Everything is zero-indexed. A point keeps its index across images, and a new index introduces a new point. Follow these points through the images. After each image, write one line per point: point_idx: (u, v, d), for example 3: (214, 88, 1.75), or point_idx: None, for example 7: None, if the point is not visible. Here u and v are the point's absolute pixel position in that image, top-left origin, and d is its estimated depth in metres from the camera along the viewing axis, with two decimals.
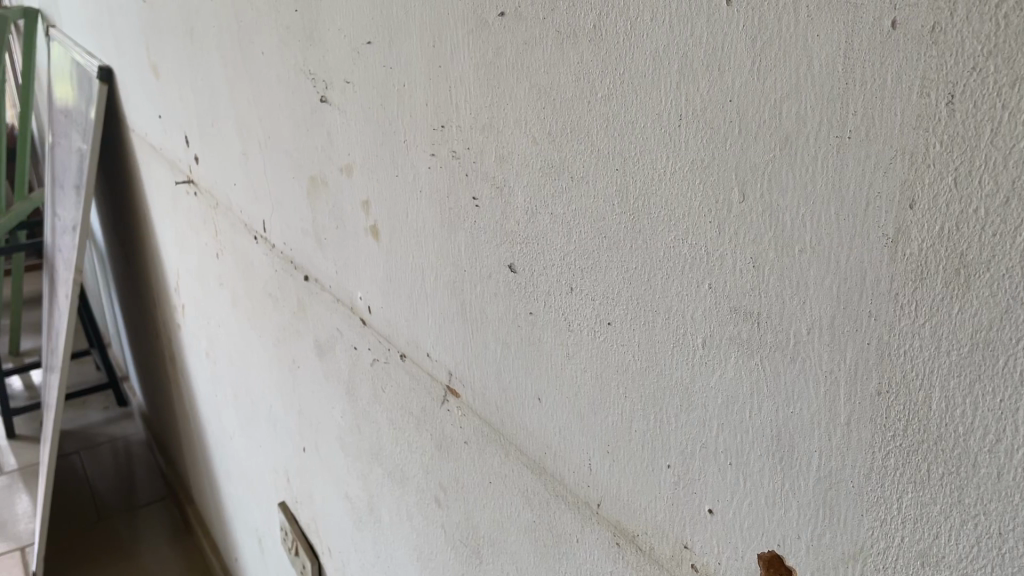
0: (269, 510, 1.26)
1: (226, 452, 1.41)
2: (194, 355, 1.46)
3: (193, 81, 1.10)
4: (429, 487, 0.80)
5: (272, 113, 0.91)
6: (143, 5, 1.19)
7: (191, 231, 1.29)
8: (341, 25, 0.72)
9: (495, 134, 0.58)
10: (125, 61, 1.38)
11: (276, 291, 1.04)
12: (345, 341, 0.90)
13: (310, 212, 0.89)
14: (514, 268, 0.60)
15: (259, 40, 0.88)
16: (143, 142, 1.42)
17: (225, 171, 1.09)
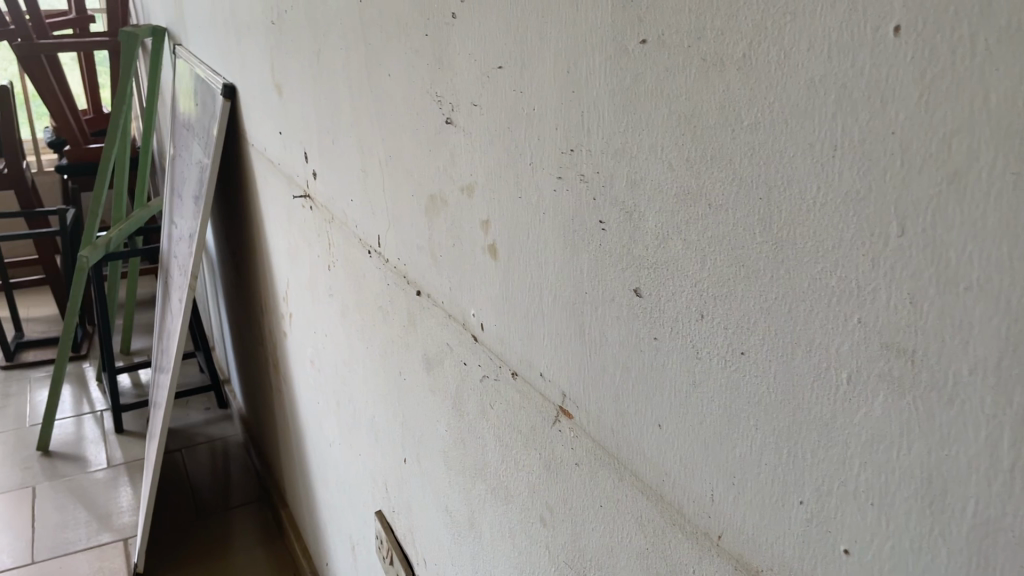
0: (365, 517, 1.28)
1: (325, 459, 1.45)
2: (299, 362, 1.51)
3: (317, 100, 1.15)
4: (535, 506, 0.80)
5: (394, 133, 0.94)
6: (273, 28, 1.25)
7: (305, 243, 1.35)
8: (472, 49, 0.75)
9: (628, 159, 0.58)
10: (249, 80, 1.45)
11: (388, 304, 1.07)
12: (454, 356, 0.91)
13: (427, 229, 0.92)
14: (639, 293, 0.60)
15: (387, 64, 0.92)
16: (261, 156, 1.49)
17: (343, 187, 1.13)
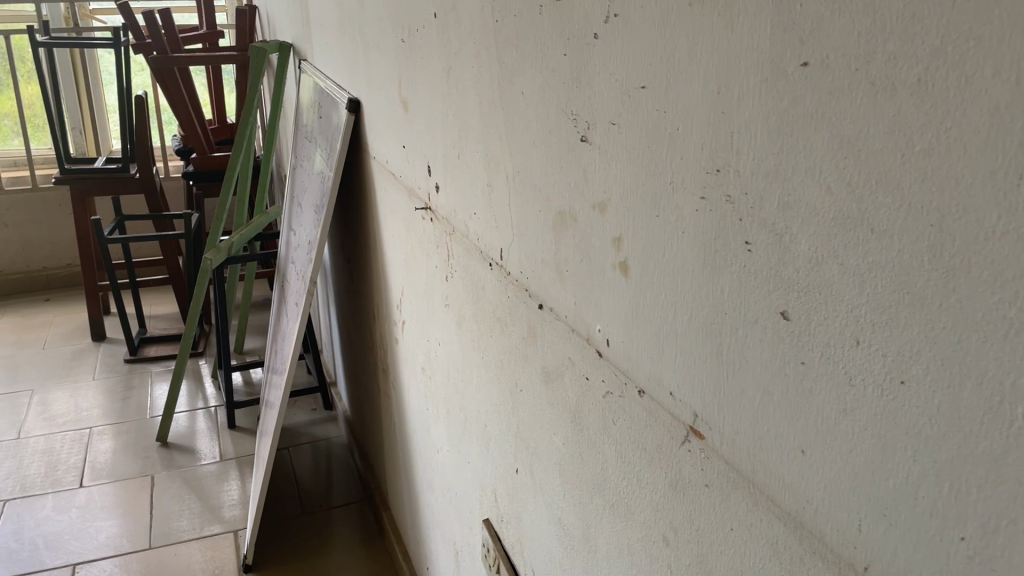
0: (471, 525, 1.30)
1: (432, 465, 1.47)
2: (409, 368, 1.55)
3: (444, 115, 1.18)
4: (658, 525, 0.79)
5: (523, 149, 0.96)
6: (404, 45, 1.30)
7: (422, 254, 1.39)
8: (614, 69, 0.75)
9: (782, 180, 0.58)
10: (375, 94, 1.51)
11: (506, 315, 1.08)
12: (575, 370, 0.91)
13: (553, 244, 0.92)
14: (787, 316, 0.59)
15: (521, 81, 0.94)
16: (383, 168, 1.54)
17: (466, 200, 1.16)
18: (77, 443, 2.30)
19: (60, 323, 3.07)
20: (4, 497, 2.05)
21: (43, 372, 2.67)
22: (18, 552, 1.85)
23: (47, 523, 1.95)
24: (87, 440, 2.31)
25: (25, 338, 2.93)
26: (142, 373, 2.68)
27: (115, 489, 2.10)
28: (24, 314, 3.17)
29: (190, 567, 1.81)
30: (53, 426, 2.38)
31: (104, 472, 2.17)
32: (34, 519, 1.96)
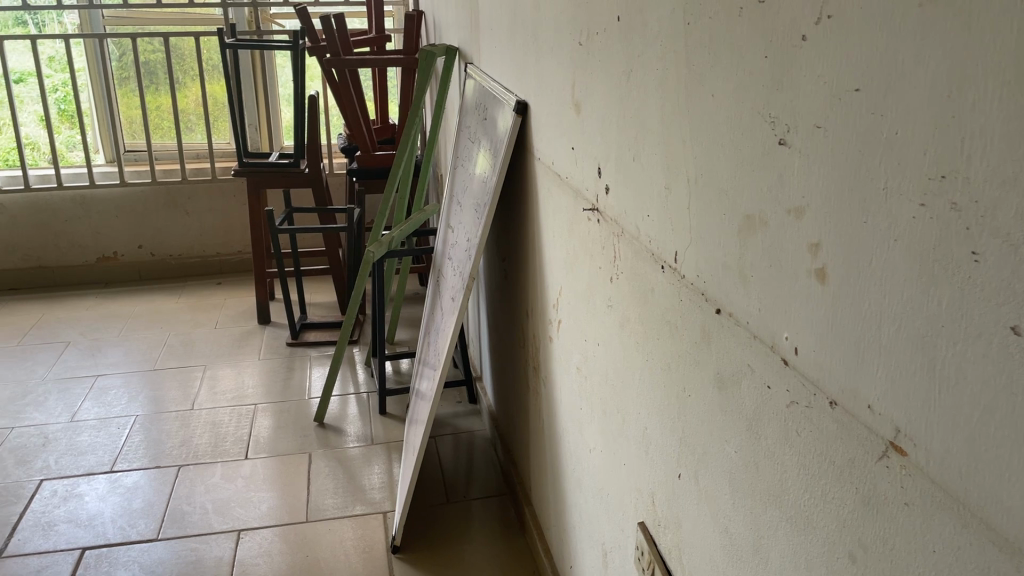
0: (624, 529, 1.29)
1: (583, 464, 1.48)
2: (563, 368, 1.56)
3: (622, 118, 1.19)
4: (845, 541, 0.76)
5: (708, 152, 0.95)
6: (582, 49, 1.31)
7: (584, 254, 1.39)
8: (823, 71, 0.74)
9: (1019, 187, 0.55)
10: (545, 96, 1.53)
11: (676, 320, 1.06)
12: (755, 378, 0.89)
13: (737, 248, 0.91)
14: (1018, 332, 0.56)
15: (712, 83, 0.93)
16: (548, 169, 1.56)
17: (638, 204, 1.15)
18: (243, 418, 2.46)
19: (230, 305, 3.30)
20: (178, 463, 2.22)
21: (215, 351, 2.88)
22: (190, 514, 2.00)
23: (216, 490, 2.10)
24: (251, 416, 2.47)
25: (198, 318, 3.17)
26: (302, 356, 2.84)
27: (276, 463, 2.24)
28: (198, 295, 3.42)
29: (343, 543, 1.90)
30: (222, 401, 2.56)
31: (266, 446, 2.31)
32: (205, 484, 2.12)
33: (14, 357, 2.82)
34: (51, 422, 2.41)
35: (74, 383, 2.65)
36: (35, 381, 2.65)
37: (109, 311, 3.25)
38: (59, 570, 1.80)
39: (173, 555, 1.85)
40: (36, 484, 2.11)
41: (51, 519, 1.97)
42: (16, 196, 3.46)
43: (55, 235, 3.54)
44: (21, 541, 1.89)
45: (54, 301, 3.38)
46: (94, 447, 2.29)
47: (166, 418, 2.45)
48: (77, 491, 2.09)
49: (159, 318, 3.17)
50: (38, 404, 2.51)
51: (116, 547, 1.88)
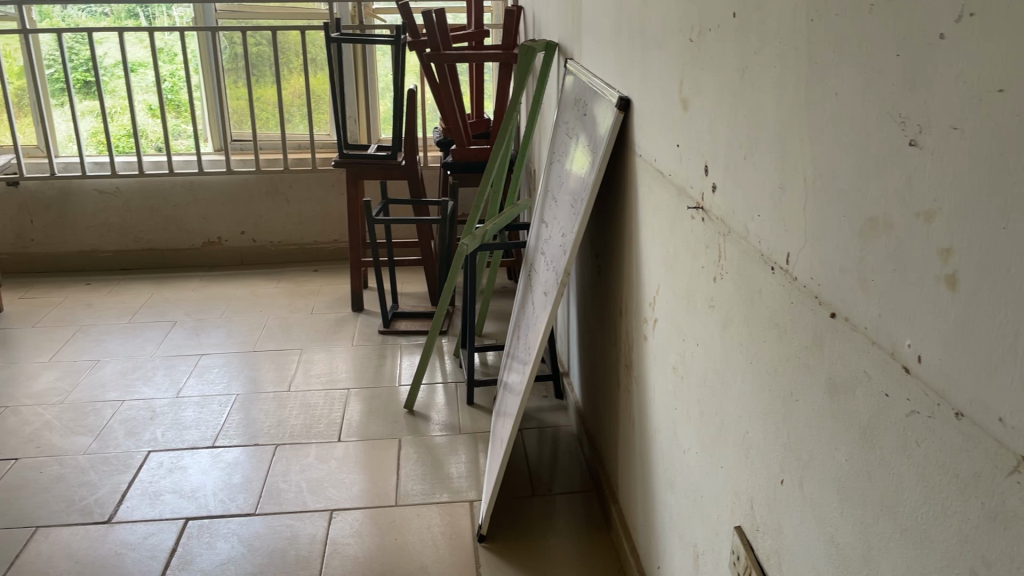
0: (718, 532, 1.27)
1: (676, 464, 1.46)
2: (658, 367, 1.55)
3: (733, 116, 1.17)
4: (966, 558, 0.74)
5: (829, 153, 0.93)
6: (693, 45, 1.30)
7: (686, 253, 1.37)
8: (962, 70, 0.71)
9: None
10: (650, 92, 1.52)
11: (786, 322, 1.04)
12: (872, 385, 0.87)
13: (858, 251, 0.88)
14: None
15: (836, 81, 0.91)
16: (649, 166, 1.55)
17: (748, 203, 1.13)
18: (336, 401, 2.53)
19: (325, 292, 3.40)
20: (275, 442, 2.31)
21: (310, 336, 2.97)
22: (286, 491, 2.08)
23: (310, 470, 2.17)
24: (344, 400, 2.54)
25: (295, 303, 3.27)
26: (393, 344, 2.90)
27: (367, 446, 2.30)
28: (295, 281, 3.54)
29: (430, 529, 1.94)
30: (316, 384, 2.64)
31: (358, 430, 2.37)
32: (300, 464, 2.20)
33: (125, 334, 2.98)
34: (158, 397, 2.54)
35: (180, 361, 2.78)
36: (144, 357, 2.79)
37: (211, 294, 3.39)
38: (165, 537, 1.90)
39: (269, 530, 1.92)
40: (145, 455, 2.22)
41: (158, 489, 2.08)
42: (131, 181, 3.64)
43: (165, 218, 3.72)
44: (131, 509, 2.00)
45: (161, 282, 3.55)
46: (198, 422, 2.40)
47: (264, 398, 2.55)
48: (181, 463, 2.19)
49: (258, 302, 3.29)
50: (146, 379, 2.65)
51: (217, 519, 1.96)
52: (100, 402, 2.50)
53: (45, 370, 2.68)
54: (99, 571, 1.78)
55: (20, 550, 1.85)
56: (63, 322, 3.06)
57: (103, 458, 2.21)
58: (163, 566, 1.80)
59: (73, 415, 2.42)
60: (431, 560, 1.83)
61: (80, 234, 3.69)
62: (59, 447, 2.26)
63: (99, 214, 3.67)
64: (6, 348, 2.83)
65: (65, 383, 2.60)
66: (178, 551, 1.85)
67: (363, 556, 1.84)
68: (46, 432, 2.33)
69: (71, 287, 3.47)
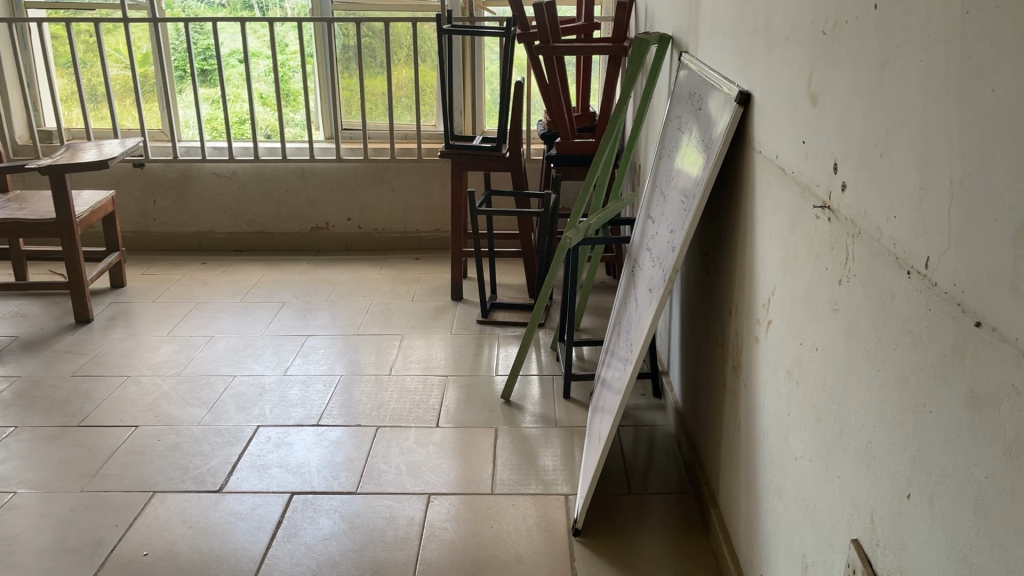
0: (832, 544, 1.23)
1: (785, 471, 1.42)
2: (769, 370, 1.51)
3: (869, 112, 1.12)
4: None
5: (981, 152, 0.88)
6: (826, 38, 1.26)
7: (808, 253, 1.33)
8: None
9: None
10: (774, 87, 1.48)
11: (922, 329, 0.99)
12: (1018, 400, 0.82)
13: (1010, 257, 0.83)
14: None
15: (992, 76, 0.86)
16: (770, 163, 1.51)
17: (882, 204, 1.09)
18: (434, 388, 2.58)
19: (425, 280, 3.46)
20: (375, 424, 2.36)
21: (409, 322, 3.03)
22: (385, 472, 2.13)
23: (409, 454, 2.21)
24: (441, 387, 2.58)
25: (396, 290, 3.34)
26: (490, 334, 2.92)
27: (464, 433, 2.32)
28: (397, 269, 3.61)
29: (526, 519, 1.95)
30: (415, 369, 2.69)
31: (455, 417, 2.40)
32: (400, 446, 2.24)
33: (236, 312, 3.11)
34: (267, 374, 2.64)
35: (287, 341, 2.88)
36: (254, 336, 2.91)
37: (317, 277, 3.50)
38: (271, 510, 1.97)
39: (369, 510, 1.97)
40: (254, 430, 2.31)
41: (266, 463, 2.16)
42: (246, 166, 3.78)
43: (276, 203, 3.85)
44: (240, 480, 2.08)
45: (271, 264, 3.68)
46: (304, 401, 2.49)
47: (366, 381, 2.62)
48: (288, 440, 2.27)
49: (361, 287, 3.38)
50: (256, 356, 2.76)
51: (320, 495, 2.03)
52: (213, 377, 2.61)
53: (163, 343, 2.83)
54: (210, 537, 1.87)
55: (139, 513, 1.95)
56: (180, 299, 3.21)
57: (215, 430, 2.31)
58: (269, 537, 1.87)
59: (189, 388, 2.54)
60: (525, 551, 1.84)
61: (198, 215, 3.87)
62: (176, 417, 2.37)
63: (216, 197, 3.84)
64: (129, 321, 3.00)
65: (182, 357, 2.74)
66: (283, 523, 1.92)
67: (459, 542, 1.86)
68: (164, 402, 2.45)
69: (188, 266, 3.65)
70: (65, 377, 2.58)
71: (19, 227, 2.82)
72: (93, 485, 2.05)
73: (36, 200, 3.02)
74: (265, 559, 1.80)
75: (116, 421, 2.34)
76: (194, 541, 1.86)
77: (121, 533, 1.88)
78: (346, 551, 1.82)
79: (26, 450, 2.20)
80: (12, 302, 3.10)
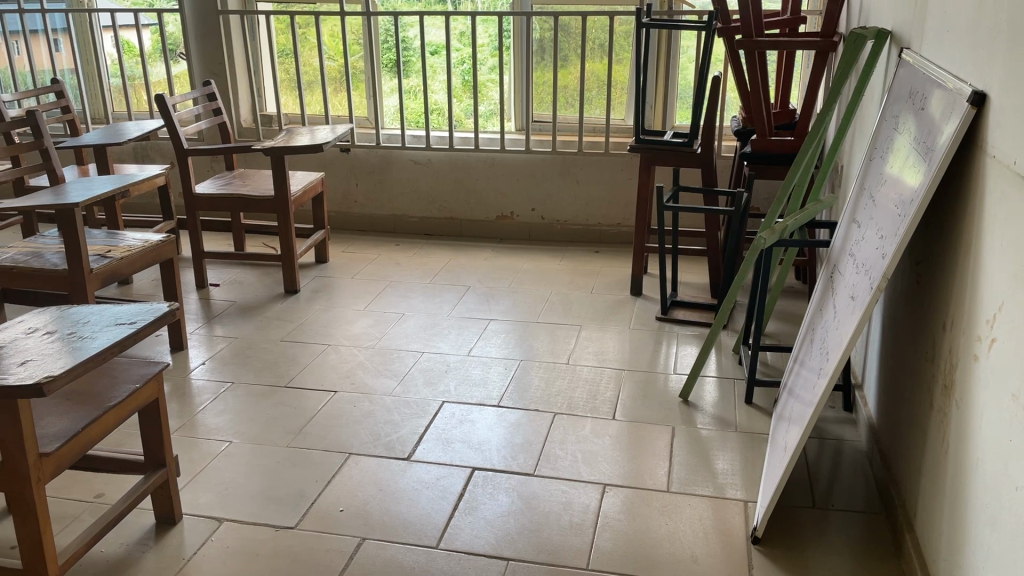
0: None
1: (1002, 501, 1.31)
2: (988, 393, 1.40)
3: None
4: None
5: None
6: None
7: None
8: None
9: None
10: (1013, 88, 1.37)
11: None
12: None
13: None
14: None
15: None
16: (1004, 170, 1.39)
17: None
18: (610, 380, 2.59)
19: (605, 273, 3.47)
20: (553, 410, 2.42)
21: (589, 314, 3.06)
22: (562, 458, 2.17)
23: (585, 443, 2.24)
24: (617, 380, 2.59)
25: (576, 281, 3.38)
26: (669, 332, 2.90)
27: (641, 428, 2.32)
28: (577, 260, 3.65)
29: (702, 521, 1.92)
30: (592, 361, 2.72)
31: (631, 411, 2.41)
32: (577, 435, 2.28)
33: (425, 293, 3.27)
34: (452, 353, 2.76)
35: (472, 323, 2.99)
36: (442, 316, 3.05)
37: (500, 264, 3.61)
38: (454, 482, 2.07)
39: (546, 493, 2.02)
40: (439, 405, 2.43)
41: (450, 437, 2.27)
42: (441, 154, 3.96)
43: (466, 190, 4.00)
44: (426, 450, 2.20)
45: (458, 249, 3.84)
46: (486, 381, 2.58)
47: (545, 368, 2.67)
48: (470, 417, 2.37)
49: (542, 276, 3.45)
50: (442, 336, 2.89)
51: (500, 473, 2.11)
52: (404, 352, 2.77)
53: (359, 316, 3.03)
54: (398, 501, 1.99)
55: (336, 472, 2.11)
56: (375, 277, 3.42)
57: (405, 401, 2.45)
58: (452, 508, 1.97)
59: (381, 360, 2.70)
60: (702, 552, 1.82)
61: (393, 200, 4.10)
62: (370, 386, 2.54)
63: (411, 181, 4.05)
64: (330, 294, 3.23)
65: (376, 331, 2.92)
66: (465, 496, 2.01)
67: (633, 535, 1.87)
68: (360, 371, 2.63)
69: (382, 246, 3.88)
70: (275, 341, 2.83)
71: (243, 203, 3.11)
72: (296, 443, 2.24)
73: (257, 178, 3.32)
74: (447, 528, 1.89)
75: (317, 385, 2.54)
76: (382, 504, 1.98)
77: (320, 489, 2.04)
78: (524, 530, 1.88)
79: (241, 405, 2.44)
80: (231, 270, 3.42)
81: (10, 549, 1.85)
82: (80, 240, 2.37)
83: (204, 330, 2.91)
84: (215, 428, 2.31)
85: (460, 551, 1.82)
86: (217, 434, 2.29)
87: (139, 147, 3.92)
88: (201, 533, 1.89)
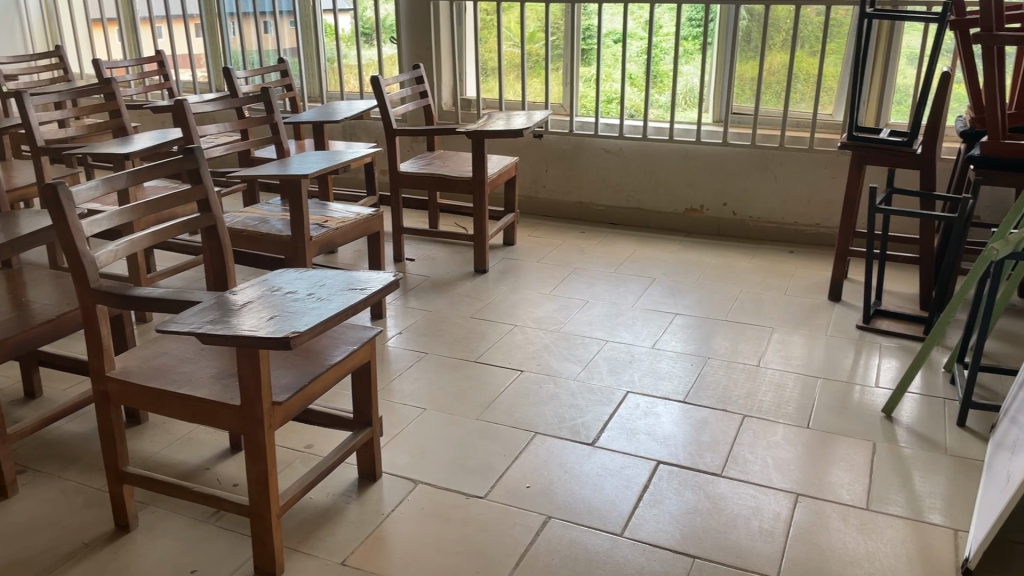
0: None
1: None
2: None
3: None
4: None
5: None
6: None
7: None
8: None
9: None
10: None
11: None
12: None
13: None
14: None
15: None
16: None
17: None
18: (802, 386, 2.49)
19: (799, 276, 3.33)
20: (742, 411, 2.36)
21: (781, 316, 2.95)
22: (751, 462, 2.12)
23: (775, 449, 2.17)
24: (810, 387, 2.48)
25: (767, 281, 3.27)
26: (870, 342, 2.74)
27: (836, 439, 2.22)
28: (769, 260, 3.52)
29: (903, 544, 1.81)
30: (783, 365, 2.62)
31: (825, 421, 2.31)
32: (767, 440, 2.21)
33: (611, 282, 3.27)
34: (638, 344, 2.75)
35: (658, 316, 2.97)
36: (626, 307, 3.04)
37: (686, 258, 3.55)
38: (639, 472, 2.07)
39: (733, 495, 1.98)
40: (624, 395, 2.44)
41: (634, 427, 2.27)
42: (633, 144, 3.94)
43: (656, 181, 3.96)
44: (610, 438, 2.21)
45: (643, 240, 3.81)
46: (672, 375, 2.56)
47: (734, 367, 2.61)
48: (655, 410, 2.36)
49: (730, 273, 3.36)
50: (628, 326, 2.88)
51: (687, 470, 2.08)
52: (589, 339, 2.79)
53: (545, 300, 3.08)
54: (583, 485, 2.02)
55: (523, 449, 2.17)
56: (561, 263, 3.47)
57: (589, 388, 2.48)
58: (636, 498, 1.97)
59: (566, 345, 2.74)
60: None
61: (581, 187, 4.13)
62: (556, 369, 2.59)
63: (600, 170, 4.06)
64: (517, 276, 3.31)
65: (561, 315, 2.96)
66: (649, 488, 2.01)
67: (827, 549, 1.79)
68: (546, 353, 2.68)
69: (567, 233, 3.92)
70: (465, 317, 2.94)
71: (442, 182, 3.24)
72: (485, 417, 2.32)
73: (455, 160, 3.45)
74: (631, 518, 1.90)
75: (505, 363, 2.62)
76: (567, 485, 2.02)
77: (508, 463, 2.11)
78: (709, 529, 1.86)
79: (434, 375, 2.55)
80: (425, 247, 3.58)
81: (233, 486, 2.05)
82: (303, 210, 2.56)
83: (400, 302, 3.07)
84: (411, 395, 2.44)
85: (645, 542, 1.82)
86: (412, 400, 2.41)
87: (348, 126, 4.18)
88: (398, 493, 2.00)
